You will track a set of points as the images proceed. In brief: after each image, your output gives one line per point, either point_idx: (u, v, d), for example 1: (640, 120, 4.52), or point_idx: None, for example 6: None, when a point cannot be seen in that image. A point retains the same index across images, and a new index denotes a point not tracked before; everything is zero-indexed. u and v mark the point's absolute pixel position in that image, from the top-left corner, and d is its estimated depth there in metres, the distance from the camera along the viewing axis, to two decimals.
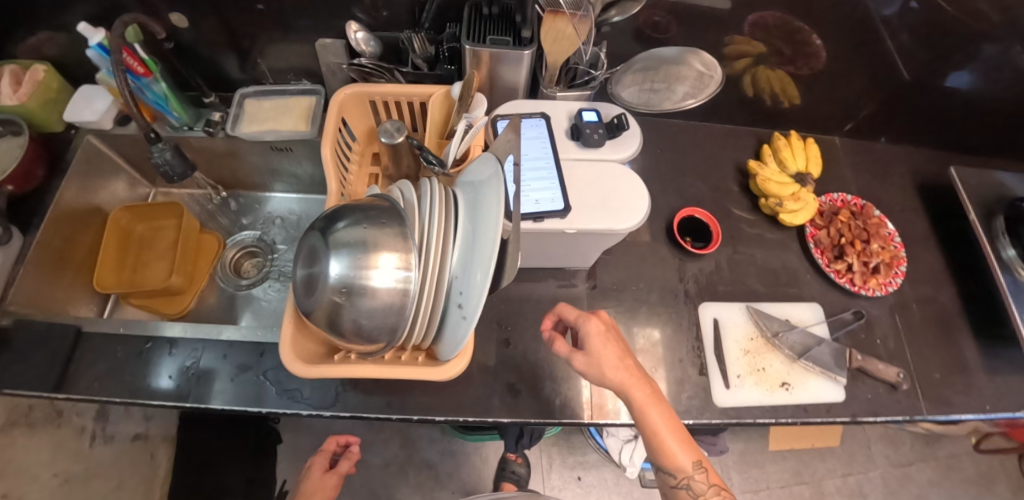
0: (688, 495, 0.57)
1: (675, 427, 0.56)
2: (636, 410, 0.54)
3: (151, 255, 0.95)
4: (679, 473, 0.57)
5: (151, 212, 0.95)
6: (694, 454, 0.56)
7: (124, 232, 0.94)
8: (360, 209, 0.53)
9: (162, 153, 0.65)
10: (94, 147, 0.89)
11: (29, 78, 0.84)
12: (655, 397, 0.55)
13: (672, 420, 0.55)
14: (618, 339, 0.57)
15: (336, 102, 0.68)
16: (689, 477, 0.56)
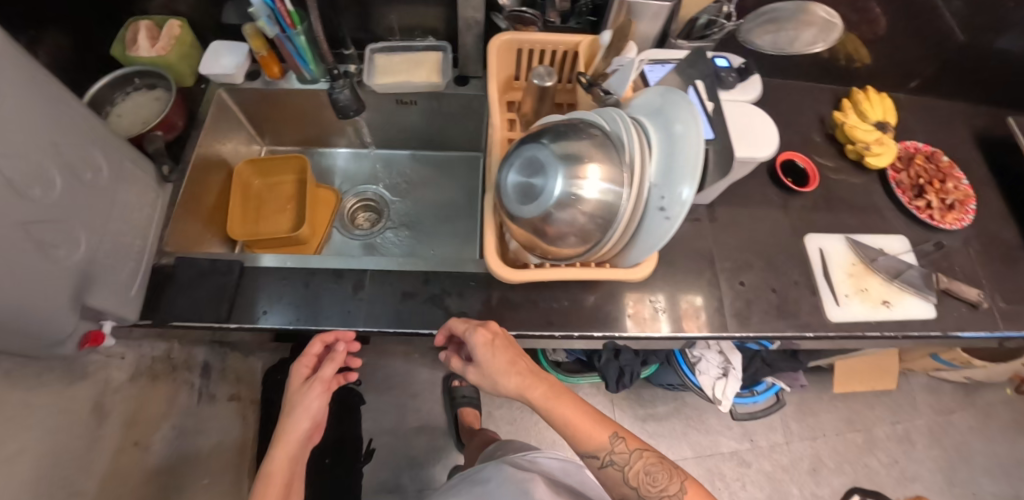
0: (615, 470, 0.63)
1: (582, 418, 0.64)
2: (544, 408, 0.63)
3: (271, 207, 1.00)
4: (602, 453, 0.64)
5: (271, 168, 1.00)
6: (606, 434, 0.64)
7: (246, 186, 0.99)
8: (557, 133, 0.62)
9: (342, 90, 0.70)
10: (224, 101, 0.94)
11: (167, 33, 0.87)
12: (561, 396, 0.63)
13: (577, 410, 0.64)
14: (506, 345, 0.66)
15: (494, 48, 0.76)
16: (613, 452, 0.63)
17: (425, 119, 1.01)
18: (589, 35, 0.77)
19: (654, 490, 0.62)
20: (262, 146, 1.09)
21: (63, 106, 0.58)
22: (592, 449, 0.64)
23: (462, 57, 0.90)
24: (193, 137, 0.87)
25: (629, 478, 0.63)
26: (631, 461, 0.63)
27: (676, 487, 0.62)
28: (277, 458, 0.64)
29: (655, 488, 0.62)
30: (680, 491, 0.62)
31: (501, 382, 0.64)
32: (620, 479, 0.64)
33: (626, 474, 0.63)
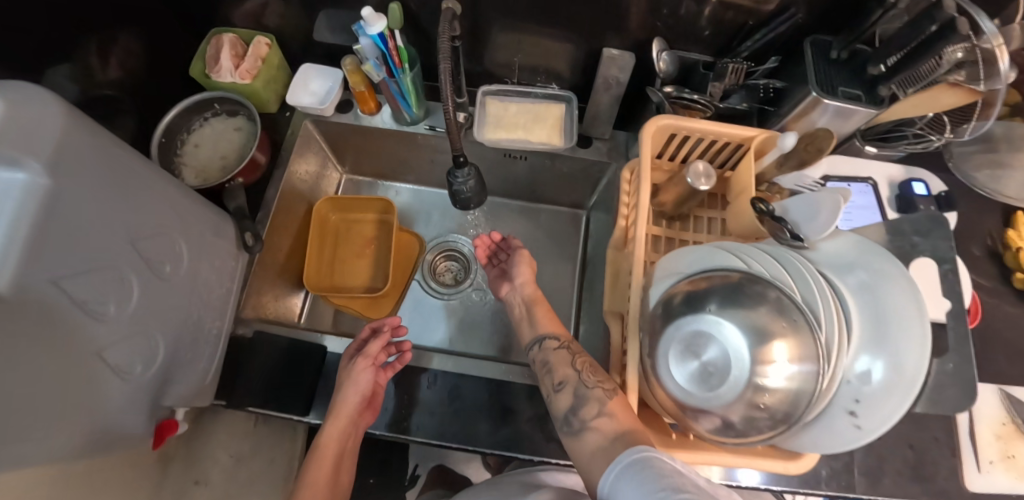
0: (573, 375, 0.61)
1: (552, 315, 0.73)
2: (525, 306, 0.75)
3: (349, 251, 0.91)
4: (555, 340, 0.67)
5: (351, 206, 0.90)
6: (564, 335, 0.68)
7: (323, 226, 0.90)
8: (726, 292, 0.54)
9: (466, 181, 0.57)
10: (309, 132, 0.83)
11: (253, 52, 0.75)
12: (540, 303, 0.74)
13: (550, 318, 0.72)
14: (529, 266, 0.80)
15: (648, 135, 0.63)
16: (569, 344, 0.66)
17: (527, 171, 0.89)
18: (767, 132, 0.63)
19: (591, 380, 0.58)
20: (342, 174, 0.99)
21: (141, 188, 0.48)
22: (553, 332, 0.68)
23: (591, 115, 0.78)
24: (275, 179, 0.77)
25: (574, 363, 0.62)
26: (575, 353, 0.64)
27: (613, 389, 0.56)
28: (337, 423, 0.63)
29: (592, 379, 0.59)
30: (611, 395, 0.55)
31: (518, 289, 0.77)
32: (566, 360, 0.63)
33: (574, 364, 0.62)
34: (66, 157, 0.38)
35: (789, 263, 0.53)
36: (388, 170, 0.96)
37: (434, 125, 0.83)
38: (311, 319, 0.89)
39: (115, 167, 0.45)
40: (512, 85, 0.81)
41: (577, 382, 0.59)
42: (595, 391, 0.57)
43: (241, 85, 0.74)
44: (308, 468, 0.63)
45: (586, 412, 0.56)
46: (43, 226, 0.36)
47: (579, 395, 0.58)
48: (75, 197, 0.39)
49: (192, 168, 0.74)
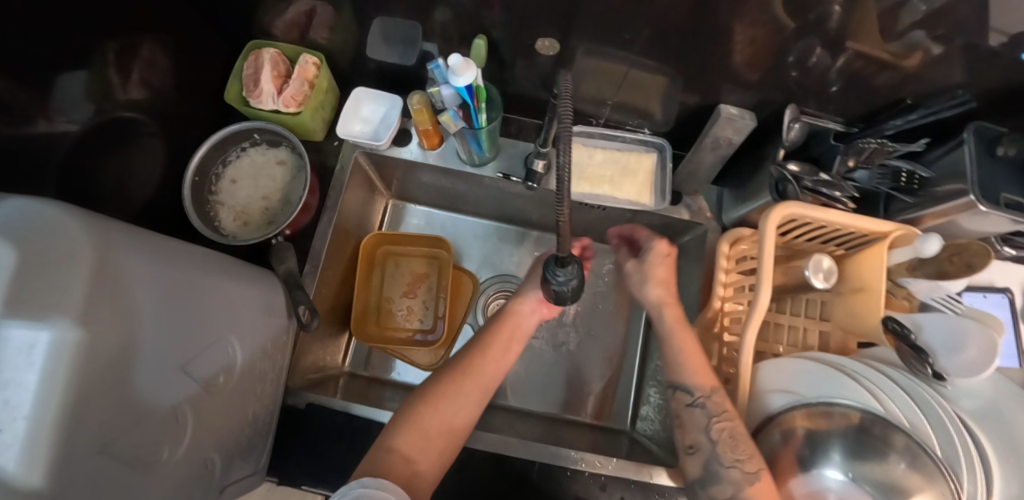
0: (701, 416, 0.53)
1: (698, 351, 0.58)
2: (665, 330, 0.61)
3: (397, 290, 0.83)
4: (694, 392, 0.55)
5: (400, 240, 0.82)
6: (710, 381, 0.55)
7: (370, 261, 0.81)
8: (854, 435, 0.47)
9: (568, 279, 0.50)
10: (359, 164, 0.73)
11: (299, 75, 0.64)
12: (683, 329, 0.60)
13: (704, 367, 0.57)
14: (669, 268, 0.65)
15: (770, 225, 0.55)
16: (709, 400, 0.54)
17: (598, 216, 0.80)
18: (905, 228, 0.56)
19: (731, 457, 0.49)
20: (389, 200, 0.88)
21: (184, 301, 0.40)
22: (696, 383, 0.55)
23: (687, 170, 0.69)
24: (324, 223, 0.67)
25: (711, 428, 0.52)
26: (719, 414, 0.52)
27: (755, 471, 0.48)
28: (486, 354, 0.57)
29: (731, 455, 0.49)
30: (756, 478, 0.47)
31: (658, 298, 0.63)
32: (700, 424, 0.53)
33: (709, 426, 0.52)
34: (96, 303, 0.30)
35: (927, 405, 0.49)
36: (439, 198, 0.85)
37: (501, 167, 0.72)
38: (356, 363, 0.81)
39: (152, 287, 0.36)
40: (597, 127, 0.71)
41: (711, 455, 0.51)
42: (731, 472, 0.49)
43: (287, 116, 0.64)
44: (422, 409, 0.51)
45: (717, 490, 0.50)
46: (74, 407, 0.28)
47: (713, 471, 0.50)
48: (112, 349, 0.31)
49: (230, 209, 0.65)
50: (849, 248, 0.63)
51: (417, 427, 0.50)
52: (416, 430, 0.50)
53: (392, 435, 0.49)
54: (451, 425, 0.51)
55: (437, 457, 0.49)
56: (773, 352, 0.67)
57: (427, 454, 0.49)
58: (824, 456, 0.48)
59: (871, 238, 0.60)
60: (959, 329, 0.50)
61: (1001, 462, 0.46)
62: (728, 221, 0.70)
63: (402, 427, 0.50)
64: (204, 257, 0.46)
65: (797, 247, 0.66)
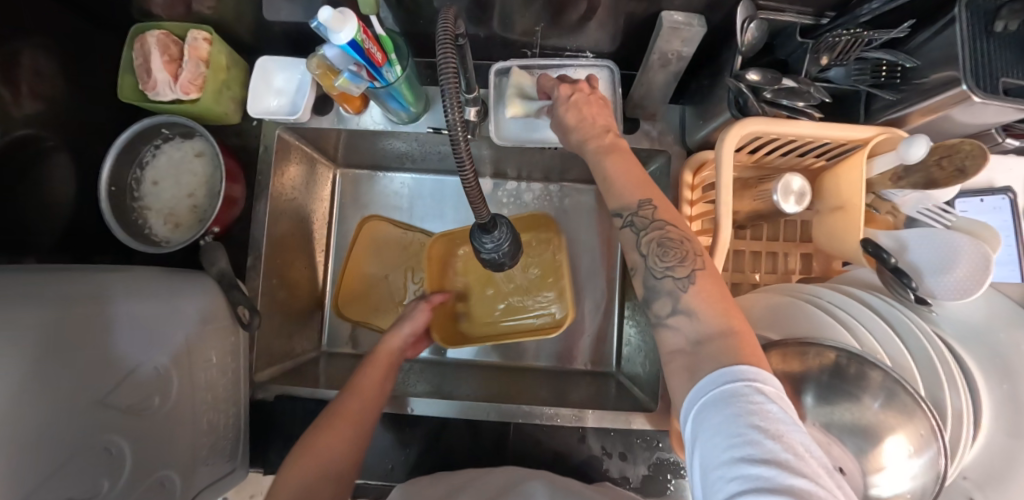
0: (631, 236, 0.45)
1: (636, 169, 0.48)
2: (595, 155, 0.50)
3: (398, 274, 0.80)
4: (625, 210, 0.46)
5: (378, 241, 0.80)
6: (639, 195, 0.46)
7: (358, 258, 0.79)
8: (828, 377, 0.44)
9: (496, 246, 0.46)
10: (287, 141, 0.67)
11: (191, 55, 0.57)
12: (615, 150, 0.49)
13: (638, 172, 0.47)
14: (596, 101, 0.52)
15: (727, 148, 0.48)
16: (641, 214, 0.45)
17: (553, 158, 0.73)
18: (888, 131, 0.48)
19: (661, 266, 0.43)
20: (336, 171, 0.82)
21: (86, 339, 0.38)
22: (626, 199, 0.46)
23: (640, 94, 0.61)
24: (259, 211, 0.64)
25: (639, 243, 0.44)
26: (646, 228, 0.44)
27: (687, 274, 0.41)
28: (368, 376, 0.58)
29: (662, 264, 0.43)
30: (690, 282, 0.41)
31: (580, 139, 0.51)
32: (630, 241, 0.45)
33: (640, 241, 0.45)
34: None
35: (913, 340, 0.44)
36: (386, 160, 0.79)
37: (436, 121, 0.66)
38: (332, 340, 0.80)
39: (46, 335, 0.34)
40: (535, 59, 0.62)
41: (645, 272, 0.44)
42: (665, 282, 0.42)
43: (188, 103, 0.59)
44: (312, 430, 0.51)
45: (659, 307, 0.42)
46: None
47: (652, 285, 0.43)
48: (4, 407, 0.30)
49: (158, 212, 0.62)
50: (828, 158, 0.56)
51: (296, 463, 0.47)
52: (312, 449, 0.48)
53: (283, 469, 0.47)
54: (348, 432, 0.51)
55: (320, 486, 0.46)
56: (751, 281, 0.61)
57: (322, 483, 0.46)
58: (799, 405, 0.45)
59: (850, 145, 0.52)
60: (950, 248, 0.44)
61: (991, 390, 0.43)
62: (691, 143, 0.63)
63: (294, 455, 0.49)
64: (116, 282, 0.44)
65: (769, 165, 0.59)
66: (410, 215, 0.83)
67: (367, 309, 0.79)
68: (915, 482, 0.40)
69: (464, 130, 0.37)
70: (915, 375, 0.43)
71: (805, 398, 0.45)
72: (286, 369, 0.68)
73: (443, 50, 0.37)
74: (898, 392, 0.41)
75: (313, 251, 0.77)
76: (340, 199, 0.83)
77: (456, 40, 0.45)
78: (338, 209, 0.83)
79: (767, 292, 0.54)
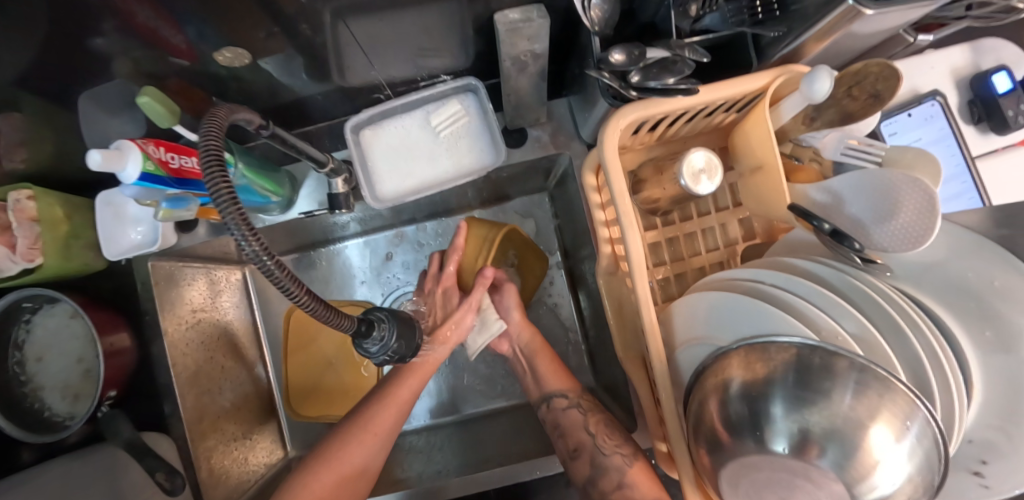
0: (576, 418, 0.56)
1: (556, 366, 0.61)
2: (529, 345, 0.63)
3: (341, 355, 0.73)
4: (560, 397, 0.58)
5: (311, 331, 0.73)
6: (574, 384, 0.60)
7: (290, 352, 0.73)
8: (794, 377, 0.38)
9: (385, 343, 0.40)
10: (168, 268, 0.60)
11: (19, 219, 0.51)
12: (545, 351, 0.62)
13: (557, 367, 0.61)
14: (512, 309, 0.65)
15: (606, 143, 0.42)
16: (580, 399, 0.58)
17: (459, 189, 0.67)
18: (784, 73, 0.43)
19: (609, 447, 0.53)
20: (244, 269, 0.75)
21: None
22: (562, 388, 0.59)
23: (515, 102, 0.53)
24: (158, 353, 0.58)
25: (586, 426, 0.55)
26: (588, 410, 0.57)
27: (630, 453, 0.52)
28: (405, 386, 0.56)
29: (608, 444, 0.53)
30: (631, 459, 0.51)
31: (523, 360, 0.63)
32: (579, 424, 0.55)
33: (585, 423, 0.56)
34: None
35: (875, 309, 0.39)
36: (328, 232, 0.72)
37: (310, 204, 0.60)
38: (300, 442, 0.75)
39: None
40: (389, 101, 0.55)
41: (593, 450, 0.53)
42: (612, 458, 0.52)
43: (34, 272, 0.52)
44: (331, 449, 0.52)
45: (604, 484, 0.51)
46: None
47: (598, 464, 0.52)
48: None
49: (53, 388, 0.57)
50: (737, 111, 0.49)
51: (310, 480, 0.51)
52: (333, 468, 0.51)
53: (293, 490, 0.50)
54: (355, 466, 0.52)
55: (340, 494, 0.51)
56: (694, 267, 0.54)
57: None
58: (767, 421, 0.38)
59: (750, 95, 0.46)
60: (887, 189, 0.38)
61: (970, 339, 0.39)
62: (587, 137, 0.56)
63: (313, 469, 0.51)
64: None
65: (675, 137, 0.52)
66: (337, 289, 0.77)
67: (320, 403, 0.72)
68: (914, 463, 0.36)
69: (277, 260, 0.30)
70: (891, 358, 0.37)
71: (776, 446, 0.37)
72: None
73: (208, 160, 0.30)
74: (867, 380, 0.35)
75: (246, 360, 0.72)
76: (260, 296, 0.77)
77: (260, 131, 0.39)
78: (260, 306, 0.76)
79: (704, 287, 0.47)
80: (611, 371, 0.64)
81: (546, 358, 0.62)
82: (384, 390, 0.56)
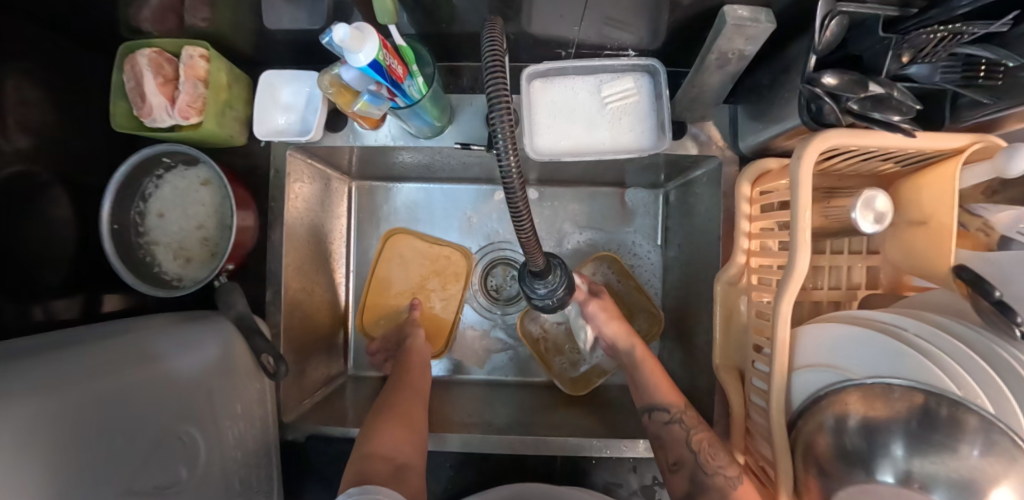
0: (680, 434, 0.52)
1: (669, 381, 0.58)
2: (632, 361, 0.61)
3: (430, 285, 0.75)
4: (670, 409, 0.54)
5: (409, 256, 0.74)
6: (679, 399, 0.55)
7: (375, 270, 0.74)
8: (917, 424, 0.39)
9: (555, 289, 0.40)
10: (298, 162, 0.61)
11: (188, 75, 0.51)
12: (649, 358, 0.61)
13: (666, 382, 0.58)
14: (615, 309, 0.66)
15: (801, 162, 0.42)
16: (685, 414, 0.54)
17: (587, 164, 0.67)
18: (984, 139, 0.43)
19: (715, 463, 0.48)
20: (351, 183, 0.76)
21: (109, 416, 0.36)
22: (669, 401, 0.55)
23: (690, 97, 0.54)
24: (274, 242, 0.59)
25: (691, 440, 0.51)
26: (694, 425, 0.52)
27: (737, 475, 0.47)
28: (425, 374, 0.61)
29: (713, 462, 0.48)
30: (740, 478, 0.47)
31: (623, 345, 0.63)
32: (682, 439, 0.51)
33: (688, 439, 0.51)
34: None
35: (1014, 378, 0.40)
36: (413, 169, 0.73)
37: (461, 136, 0.61)
38: (361, 363, 0.76)
39: (65, 434, 0.32)
40: (566, 60, 0.55)
41: (695, 466, 0.49)
42: (717, 478, 0.47)
43: (191, 132, 0.53)
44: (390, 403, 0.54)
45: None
46: None
47: (701, 482, 0.48)
48: None
49: (167, 247, 0.57)
50: (907, 165, 0.50)
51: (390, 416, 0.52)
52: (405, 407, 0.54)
53: (371, 430, 0.50)
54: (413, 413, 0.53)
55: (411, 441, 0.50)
56: (811, 299, 0.56)
57: (407, 441, 0.49)
58: (883, 454, 0.40)
59: (936, 152, 0.46)
60: None
61: None
62: (745, 149, 0.57)
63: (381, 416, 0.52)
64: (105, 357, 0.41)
65: (835, 172, 0.53)
66: (432, 228, 0.78)
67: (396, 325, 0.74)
68: None
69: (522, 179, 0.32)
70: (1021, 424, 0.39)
71: (883, 475, 0.39)
72: (317, 403, 0.64)
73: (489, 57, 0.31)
74: (999, 438, 0.36)
75: (333, 270, 0.73)
76: (358, 213, 0.78)
77: None
78: (355, 223, 0.78)
79: (833, 319, 0.50)
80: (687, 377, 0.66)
81: (649, 366, 0.60)
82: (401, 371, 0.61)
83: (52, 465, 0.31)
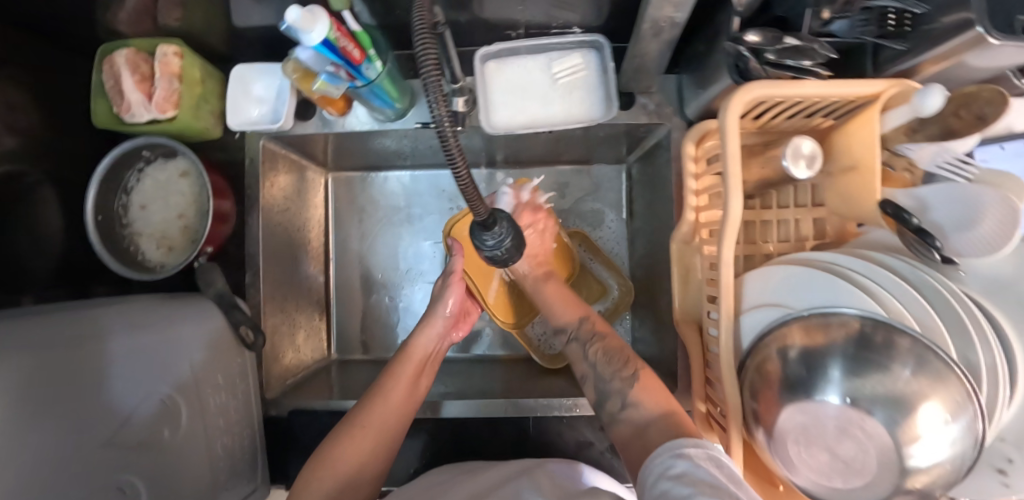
0: (578, 348, 0.56)
1: (564, 295, 0.62)
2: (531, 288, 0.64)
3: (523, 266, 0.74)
4: (568, 327, 0.58)
5: None
6: (576, 315, 0.59)
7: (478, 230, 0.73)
8: (854, 349, 0.41)
9: (503, 241, 0.43)
10: (273, 151, 0.64)
11: (163, 71, 0.55)
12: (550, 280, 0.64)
13: (564, 298, 0.62)
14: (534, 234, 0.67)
15: (732, 113, 0.45)
16: (581, 329, 0.57)
17: (548, 141, 0.71)
18: (899, 84, 0.46)
19: (609, 369, 0.51)
20: (327, 175, 0.80)
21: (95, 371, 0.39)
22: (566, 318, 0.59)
23: (634, 66, 0.57)
24: (251, 227, 0.62)
25: (587, 353, 0.54)
26: (588, 338, 0.56)
27: (632, 373, 0.49)
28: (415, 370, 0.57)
29: (609, 369, 0.51)
30: (635, 379, 0.49)
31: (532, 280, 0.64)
32: (580, 352, 0.55)
33: (586, 352, 0.54)
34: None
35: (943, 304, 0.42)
36: (385, 158, 0.76)
37: (424, 116, 0.64)
38: (344, 348, 0.79)
39: (53, 381, 0.35)
40: (516, 40, 0.59)
41: (595, 377, 0.51)
42: (614, 382, 0.49)
43: (167, 123, 0.56)
44: (360, 411, 0.52)
45: (611, 405, 0.48)
46: None
47: (601, 388, 0.50)
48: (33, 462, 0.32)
49: (149, 236, 0.60)
50: (838, 116, 0.53)
51: (357, 432, 0.49)
52: (362, 427, 0.49)
53: (331, 450, 0.48)
54: (387, 426, 0.50)
55: (369, 463, 0.48)
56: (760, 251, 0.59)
57: (368, 461, 0.48)
58: (822, 377, 0.42)
59: (859, 100, 0.49)
60: (972, 202, 0.41)
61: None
62: (691, 114, 0.60)
63: (346, 433, 0.49)
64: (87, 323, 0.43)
65: (774, 129, 0.56)
66: (408, 214, 0.81)
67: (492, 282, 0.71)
68: (956, 447, 0.39)
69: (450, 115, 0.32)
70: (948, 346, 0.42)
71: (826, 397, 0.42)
72: (299, 383, 0.67)
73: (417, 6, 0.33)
74: (928, 357, 0.39)
75: (313, 258, 0.76)
76: (335, 204, 0.81)
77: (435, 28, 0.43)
78: (333, 214, 0.81)
79: (782, 262, 0.52)
80: (655, 339, 0.69)
81: (545, 290, 0.63)
82: (399, 362, 0.57)
83: (43, 407, 0.34)
